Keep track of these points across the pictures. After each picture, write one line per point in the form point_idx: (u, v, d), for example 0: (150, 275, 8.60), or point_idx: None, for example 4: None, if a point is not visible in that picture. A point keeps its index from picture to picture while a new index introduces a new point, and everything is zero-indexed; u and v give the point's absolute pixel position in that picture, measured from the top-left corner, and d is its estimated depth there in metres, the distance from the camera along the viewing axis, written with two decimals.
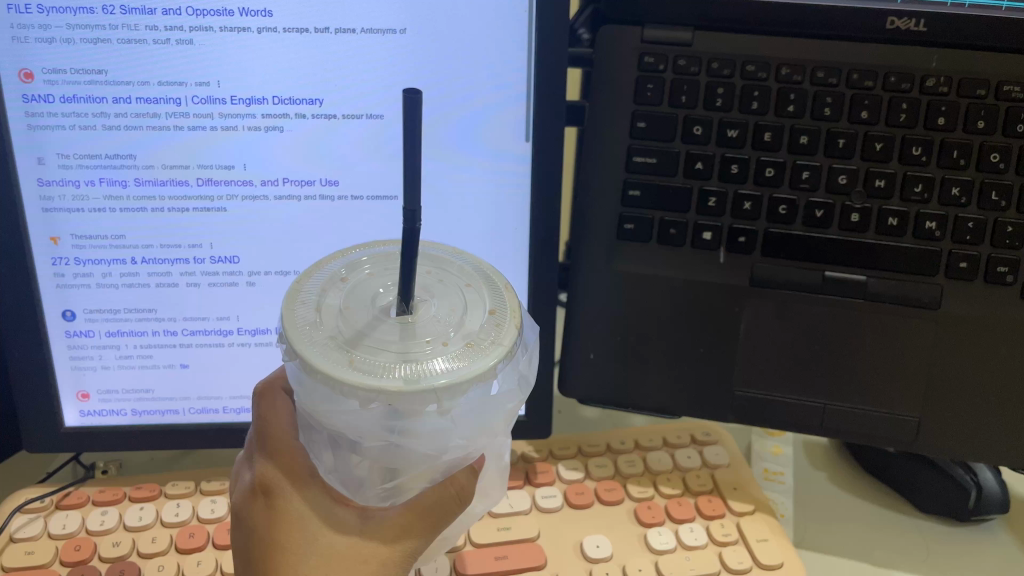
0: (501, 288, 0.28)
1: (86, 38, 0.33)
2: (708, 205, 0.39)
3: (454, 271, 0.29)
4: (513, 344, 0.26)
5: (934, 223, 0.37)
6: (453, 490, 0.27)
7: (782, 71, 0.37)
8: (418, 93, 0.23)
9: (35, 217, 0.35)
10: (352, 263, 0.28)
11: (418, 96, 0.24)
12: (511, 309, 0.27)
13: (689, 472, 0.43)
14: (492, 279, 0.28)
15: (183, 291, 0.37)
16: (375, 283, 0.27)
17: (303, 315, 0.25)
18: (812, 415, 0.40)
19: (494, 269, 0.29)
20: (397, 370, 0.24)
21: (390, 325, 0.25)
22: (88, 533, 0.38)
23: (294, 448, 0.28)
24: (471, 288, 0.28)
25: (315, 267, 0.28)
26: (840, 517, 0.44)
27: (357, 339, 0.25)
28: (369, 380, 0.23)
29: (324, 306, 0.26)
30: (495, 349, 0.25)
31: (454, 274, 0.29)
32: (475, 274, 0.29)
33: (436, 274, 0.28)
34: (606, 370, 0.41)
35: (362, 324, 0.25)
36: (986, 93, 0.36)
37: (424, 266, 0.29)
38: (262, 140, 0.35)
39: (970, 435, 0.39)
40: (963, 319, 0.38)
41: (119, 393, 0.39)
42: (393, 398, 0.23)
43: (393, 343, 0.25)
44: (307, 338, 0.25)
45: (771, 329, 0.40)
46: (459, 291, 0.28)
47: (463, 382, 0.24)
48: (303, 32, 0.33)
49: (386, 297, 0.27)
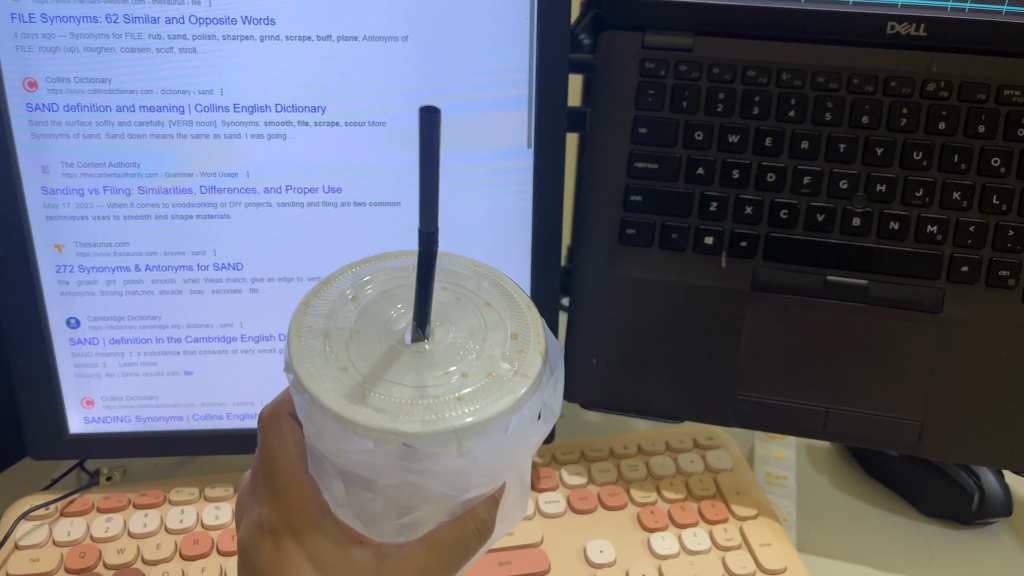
0: (522, 309, 0.26)
1: (90, 47, 0.33)
2: (709, 210, 0.39)
3: (473, 290, 0.27)
4: (537, 375, 0.24)
5: (935, 227, 0.37)
6: (473, 525, 0.26)
7: (782, 76, 0.37)
8: (438, 112, 0.22)
9: (39, 225, 0.35)
10: (364, 281, 0.27)
11: (435, 115, 0.22)
12: (534, 335, 0.26)
13: (692, 476, 0.43)
14: (512, 298, 0.27)
15: (187, 298, 0.37)
16: (387, 303, 0.26)
17: (312, 344, 0.24)
18: (815, 419, 0.40)
19: (514, 286, 0.28)
20: (414, 410, 0.22)
21: (405, 355, 0.24)
22: (92, 540, 0.38)
23: (301, 483, 0.28)
24: (490, 308, 0.26)
25: (323, 286, 0.26)
26: (843, 521, 0.44)
27: (371, 373, 0.23)
28: (384, 421, 0.22)
29: (334, 332, 0.25)
30: (518, 385, 0.24)
31: (474, 292, 0.27)
32: (495, 291, 0.27)
33: (455, 292, 0.27)
34: (608, 375, 0.41)
35: (375, 355, 0.24)
36: (987, 97, 0.37)
37: (440, 282, 0.27)
38: (265, 148, 0.35)
39: (973, 438, 0.39)
40: (965, 323, 0.38)
41: (123, 400, 0.39)
42: (409, 442, 0.22)
43: (410, 378, 0.23)
44: (317, 371, 0.23)
45: (773, 333, 0.40)
46: (477, 311, 0.26)
47: (486, 422, 0.22)
48: (305, 40, 0.34)
49: (400, 321, 0.25)
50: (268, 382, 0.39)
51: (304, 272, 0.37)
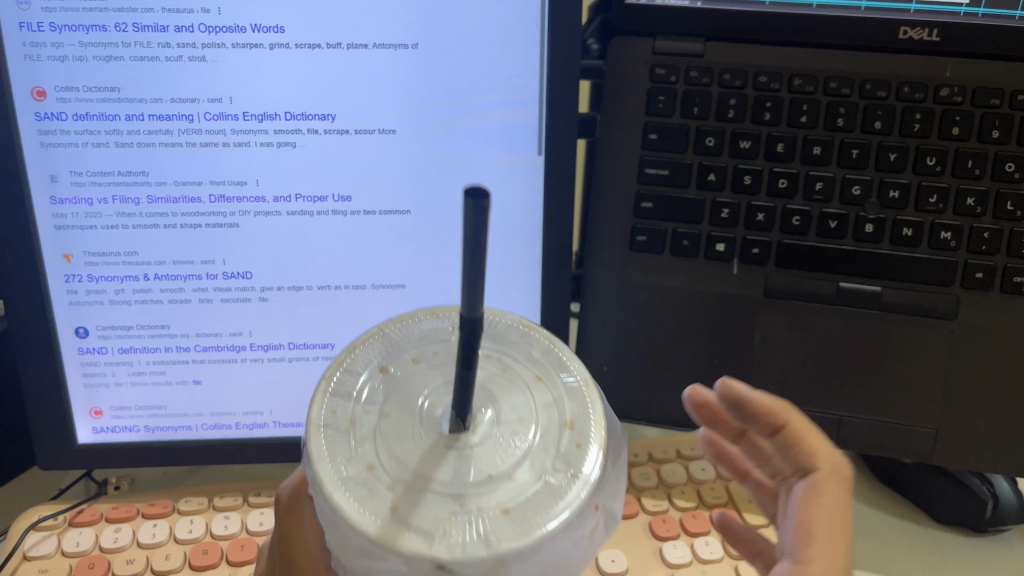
0: (579, 387, 0.23)
1: (99, 56, 0.33)
2: (721, 216, 0.39)
3: (520, 360, 0.24)
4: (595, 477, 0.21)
5: (949, 233, 0.37)
6: None
7: (794, 81, 0.37)
8: (487, 198, 0.19)
9: (47, 235, 0.35)
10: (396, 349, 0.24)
11: (483, 199, 0.19)
12: (590, 419, 0.23)
13: (704, 484, 0.43)
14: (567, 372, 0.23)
15: (196, 307, 0.37)
16: (422, 379, 0.23)
17: (337, 438, 0.21)
18: (829, 428, 0.39)
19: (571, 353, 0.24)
20: (454, 531, 0.20)
21: (443, 453, 0.21)
22: (101, 551, 0.37)
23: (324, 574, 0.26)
24: (542, 385, 0.23)
25: (350, 355, 0.23)
26: (856, 529, 0.44)
27: (404, 479, 0.20)
28: (418, 548, 0.19)
29: (361, 421, 0.22)
30: (571, 493, 0.21)
31: (521, 363, 0.24)
32: (545, 361, 0.24)
33: (501, 362, 0.24)
34: (618, 383, 0.41)
35: (409, 455, 0.21)
36: (1000, 102, 0.36)
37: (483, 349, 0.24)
38: (274, 156, 0.35)
39: (989, 447, 0.38)
40: (979, 329, 0.38)
41: (132, 409, 0.39)
42: (445, 572, 0.19)
43: (447, 486, 0.20)
44: (342, 477, 0.20)
45: (786, 340, 0.39)
46: (527, 390, 0.23)
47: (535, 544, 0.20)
48: (315, 48, 0.33)
49: (437, 405, 0.22)
50: (277, 391, 0.39)
51: (314, 280, 0.37)
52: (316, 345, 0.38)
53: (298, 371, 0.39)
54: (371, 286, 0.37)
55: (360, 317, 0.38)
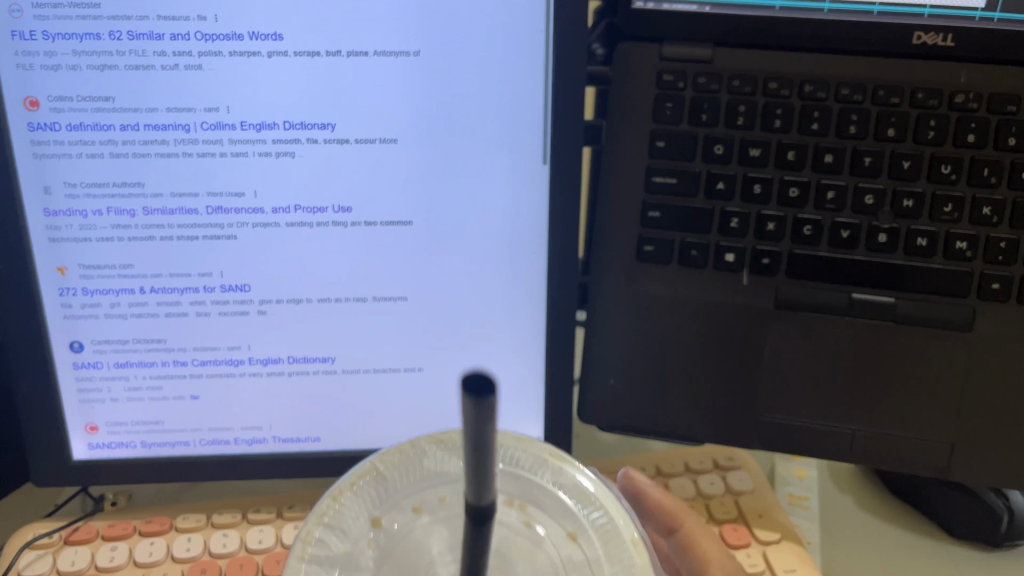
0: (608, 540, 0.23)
1: (93, 65, 0.32)
2: (730, 226, 0.38)
3: (540, 503, 0.24)
4: None
5: (965, 243, 0.36)
6: None
7: (805, 88, 0.36)
8: (492, 396, 0.17)
9: (41, 247, 0.34)
10: (398, 495, 0.24)
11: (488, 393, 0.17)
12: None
13: (713, 499, 0.42)
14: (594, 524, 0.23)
15: (194, 321, 0.36)
16: (432, 540, 0.23)
17: None
18: (842, 442, 0.38)
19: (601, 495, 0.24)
20: None
21: None
22: (97, 570, 0.37)
23: None
24: (570, 544, 0.23)
25: (353, 504, 0.23)
26: (868, 544, 0.43)
27: None
28: None
29: None
30: None
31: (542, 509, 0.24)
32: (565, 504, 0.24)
33: (523, 510, 0.24)
34: (626, 396, 0.40)
35: None
36: (1017, 109, 0.35)
37: (503, 495, 0.24)
38: (273, 166, 0.34)
39: (1007, 462, 0.37)
40: (996, 341, 0.37)
41: (129, 425, 0.38)
42: None
43: None
44: None
45: (797, 352, 0.38)
46: (552, 551, 0.23)
47: None
48: (315, 56, 0.33)
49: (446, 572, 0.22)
50: (277, 406, 0.38)
51: (314, 293, 0.36)
52: (316, 358, 0.37)
53: (298, 385, 0.38)
54: (372, 299, 0.37)
55: (360, 331, 0.37)
